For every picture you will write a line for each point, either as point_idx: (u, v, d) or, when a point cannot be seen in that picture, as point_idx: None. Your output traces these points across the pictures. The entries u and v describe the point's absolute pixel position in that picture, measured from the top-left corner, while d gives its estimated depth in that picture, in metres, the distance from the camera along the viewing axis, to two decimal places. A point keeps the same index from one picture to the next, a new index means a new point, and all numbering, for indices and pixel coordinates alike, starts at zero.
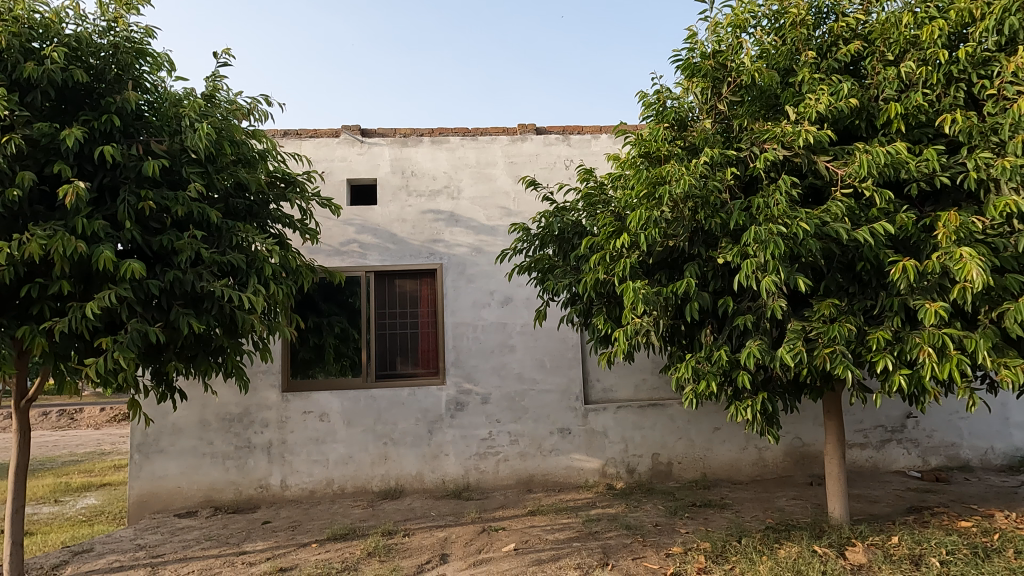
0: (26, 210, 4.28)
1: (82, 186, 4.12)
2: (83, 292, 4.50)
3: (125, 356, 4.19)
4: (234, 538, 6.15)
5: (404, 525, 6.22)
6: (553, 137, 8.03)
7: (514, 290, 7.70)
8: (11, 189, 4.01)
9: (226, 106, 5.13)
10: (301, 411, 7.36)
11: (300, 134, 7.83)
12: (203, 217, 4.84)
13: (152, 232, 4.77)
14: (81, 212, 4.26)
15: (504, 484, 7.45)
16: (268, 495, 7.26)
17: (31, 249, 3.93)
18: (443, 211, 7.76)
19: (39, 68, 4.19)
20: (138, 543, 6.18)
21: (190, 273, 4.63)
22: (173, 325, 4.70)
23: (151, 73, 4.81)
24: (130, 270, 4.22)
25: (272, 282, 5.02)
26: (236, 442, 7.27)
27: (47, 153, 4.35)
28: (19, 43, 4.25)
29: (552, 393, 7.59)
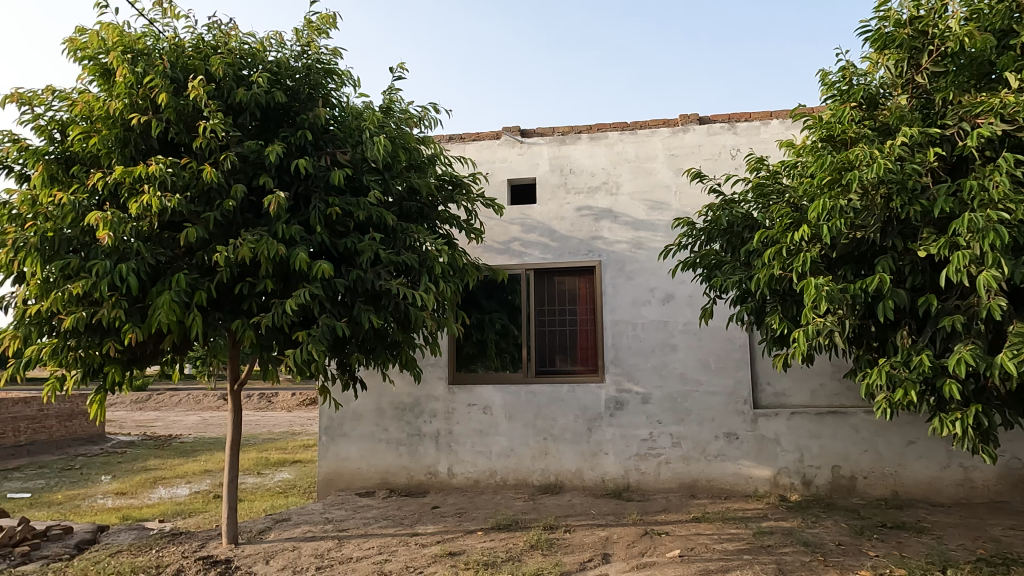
0: (238, 218, 4.88)
1: (283, 196, 4.62)
2: (283, 290, 5.05)
3: (317, 348, 4.64)
4: (407, 519, 6.58)
5: (565, 521, 6.27)
6: (718, 126, 7.63)
7: (676, 287, 7.44)
8: (228, 201, 4.61)
9: (400, 117, 5.48)
10: (466, 403, 7.69)
11: (464, 138, 8.17)
12: (381, 221, 5.21)
13: (338, 235, 5.22)
14: (281, 219, 4.78)
15: (666, 487, 7.23)
16: (436, 482, 7.67)
17: (243, 253, 4.48)
18: (602, 207, 7.70)
19: (249, 93, 4.77)
20: (326, 516, 6.83)
21: (370, 272, 5.01)
22: (356, 320, 5.12)
23: (337, 90, 5.28)
24: (321, 270, 4.66)
25: (442, 281, 5.30)
26: (408, 430, 7.77)
27: (255, 167, 4.93)
28: (233, 72, 4.86)
29: (717, 396, 7.23)
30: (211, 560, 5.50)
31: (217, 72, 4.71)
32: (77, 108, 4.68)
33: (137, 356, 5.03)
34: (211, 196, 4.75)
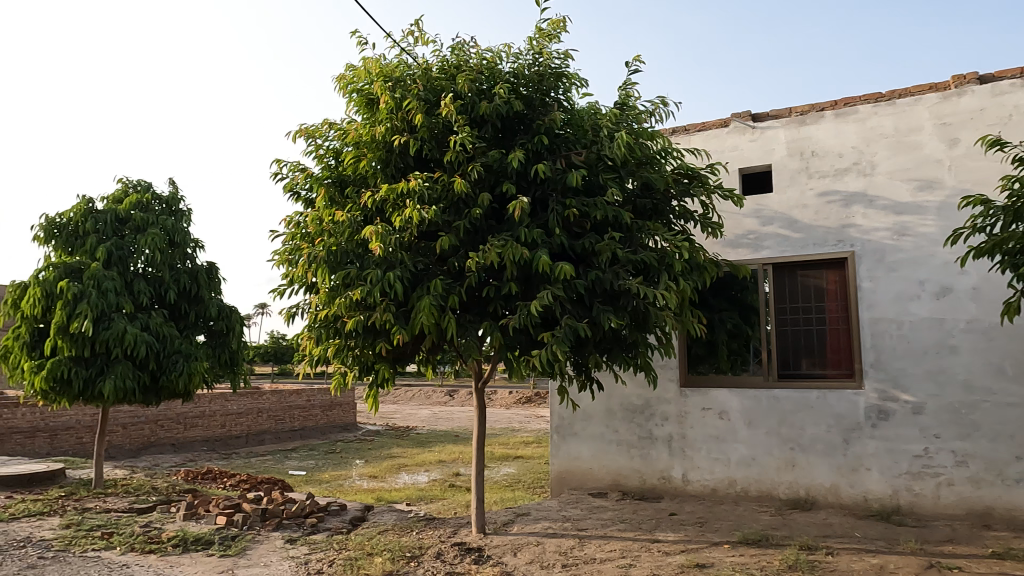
0: (484, 225, 5.15)
1: (525, 200, 4.76)
2: (525, 291, 5.21)
3: (561, 349, 4.69)
4: (646, 525, 6.42)
5: (825, 542, 5.64)
6: (1006, 83, 6.34)
7: (955, 278, 6.32)
8: (476, 209, 4.89)
9: (631, 112, 5.38)
10: (700, 407, 7.33)
11: (688, 129, 7.82)
12: (618, 219, 5.14)
13: (574, 236, 5.25)
14: (524, 223, 4.94)
15: (948, 513, 6.18)
16: (671, 487, 7.41)
17: (491, 257, 4.70)
18: (854, 191, 6.84)
19: (491, 105, 5.00)
20: (564, 514, 6.95)
21: (609, 272, 4.96)
22: (595, 321, 5.10)
23: (569, 92, 5.34)
24: (563, 271, 4.71)
25: (682, 279, 5.08)
26: (639, 432, 7.63)
27: (497, 175, 5.16)
28: (476, 86, 5.14)
29: (1017, 408, 6.00)
30: (465, 546, 5.88)
31: (463, 87, 5.01)
32: (348, 135, 5.29)
33: (400, 355, 5.55)
34: (460, 205, 5.07)
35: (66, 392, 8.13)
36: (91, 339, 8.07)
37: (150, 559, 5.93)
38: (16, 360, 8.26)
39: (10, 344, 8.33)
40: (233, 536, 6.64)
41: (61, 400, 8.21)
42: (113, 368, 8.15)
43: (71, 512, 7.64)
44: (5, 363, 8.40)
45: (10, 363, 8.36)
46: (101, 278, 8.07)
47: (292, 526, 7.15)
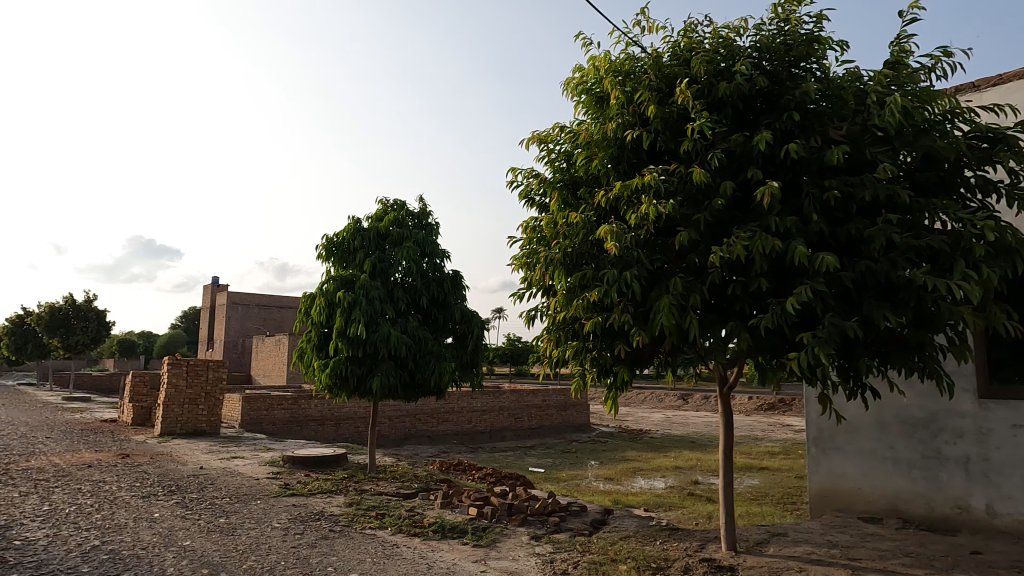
0: (727, 216, 4.74)
1: (776, 185, 4.26)
2: (777, 288, 4.68)
3: (827, 352, 4.07)
4: (939, 562, 5.37)
5: None
6: None
7: None
8: (717, 199, 4.53)
9: (904, 73, 4.57)
10: (1010, 424, 5.97)
11: (978, 86, 6.47)
12: (893, 199, 4.37)
13: (836, 223, 4.58)
14: (774, 211, 4.43)
15: None
16: (970, 519, 6.14)
17: (738, 251, 4.28)
18: None
19: (731, 85, 4.60)
20: (829, 538, 6.14)
21: (884, 262, 4.23)
22: (867, 319, 4.37)
23: (822, 61, 4.72)
24: (825, 263, 4.11)
25: (985, 265, 4.14)
26: (922, 451, 6.46)
27: (740, 161, 4.73)
28: (713, 68, 4.77)
29: None
30: (715, 563, 5.47)
31: (699, 71, 4.68)
32: (579, 136, 5.26)
33: (638, 357, 5.36)
34: (699, 197, 4.74)
35: (345, 388, 9.37)
36: (363, 342, 9.19)
37: (415, 541, 6.52)
38: (308, 359, 9.74)
39: (303, 346, 9.85)
40: (483, 527, 7.03)
41: (341, 394, 9.47)
42: (380, 367, 9.21)
43: (352, 492, 8.78)
44: (300, 361, 9.94)
45: (304, 362, 9.87)
46: (369, 287, 9.16)
47: (536, 523, 7.35)
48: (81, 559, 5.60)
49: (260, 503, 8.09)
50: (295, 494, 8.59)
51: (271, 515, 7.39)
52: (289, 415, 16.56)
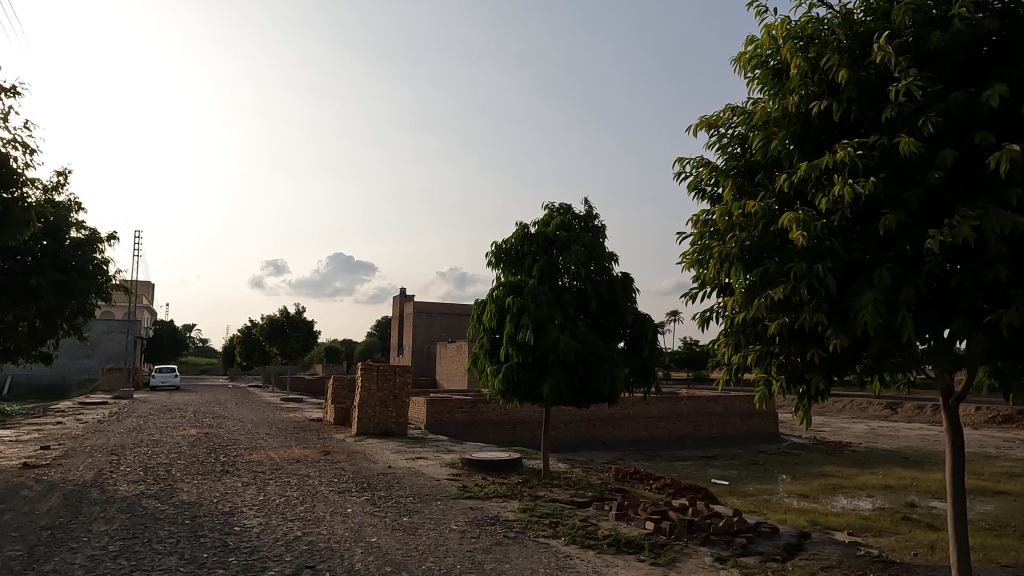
0: (947, 193, 3.95)
1: (1017, 148, 3.44)
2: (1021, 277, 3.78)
3: None
4: None
5: None
6: None
7: None
8: (934, 172, 3.78)
9: None
10: None
11: None
12: None
13: None
14: (1014, 182, 3.59)
15: None
16: None
17: (965, 232, 3.51)
18: None
19: (948, 33, 3.81)
20: None
21: None
22: None
23: None
24: None
25: None
26: None
27: (963, 125, 3.91)
28: (921, 16, 3.99)
29: None
30: None
31: (903, 22, 3.94)
32: (755, 116, 4.71)
33: (836, 363, 4.66)
34: (908, 173, 4.00)
35: (517, 393, 9.43)
36: (534, 347, 9.19)
37: (589, 554, 6.29)
38: (482, 364, 9.96)
39: (477, 351, 10.10)
40: (662, 543, 6.60)
41: (514, 400, 9.53)
42: (551, 373, 9.16)
43: (527, 498, 8.79)
44: (474, 367, 10.20)
45: (478, 367, 10.11)
46: (538, 293, 9.14)
47: (721, 543, 6.76)
48: (284, 548, 6.14)
49: (440, 504, 8.38)
50: (472, 497, 8.80)
51: (449, 517, 7.61)
52: (468, 418, 17.22)
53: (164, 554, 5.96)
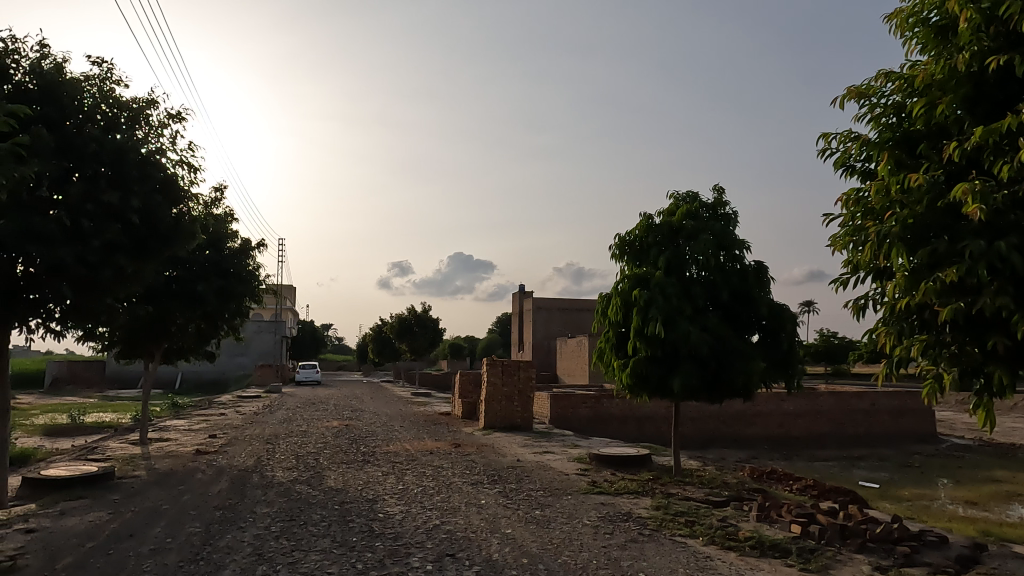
0: None
1: None
2: None
3: None
4: None
5: None
6: None
7: None
8: None
9: None
10: None
11: None
12: None
13: None
14: None
15: None
16: None
17: None
18: None
19: None
20: None
21: None
22: None
23: None
24: None
25: None
26: None
27: None
28: None
29: None
30: None
31: None
32: (915, 81, 4.25)
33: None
34: None
35: (645, 388, 9.21)
36: (662, 340, 8.93)
37: (730, 556, 5.99)
38: (608, 359, 9.83)
39: (602, 346, 9.97)
40: (811, 549, 6.15)
41: (642, 395, 9.31)
42: (681, 367, 8.89)
43: (658, 496, 8.54)
44: (600, 361, 10.07)
45: (604, 362, 9.99)
46: (665, 284, 8.85)
47: (880, 551, 6.18)
48: (425, 536, 6.39)
49: (571, 499, 8.37)
50: (602, 493, 8.70)
51: (582, 512, 7.58)
52: (592, 413, 17.09)
53: (318, 536, 6.41)
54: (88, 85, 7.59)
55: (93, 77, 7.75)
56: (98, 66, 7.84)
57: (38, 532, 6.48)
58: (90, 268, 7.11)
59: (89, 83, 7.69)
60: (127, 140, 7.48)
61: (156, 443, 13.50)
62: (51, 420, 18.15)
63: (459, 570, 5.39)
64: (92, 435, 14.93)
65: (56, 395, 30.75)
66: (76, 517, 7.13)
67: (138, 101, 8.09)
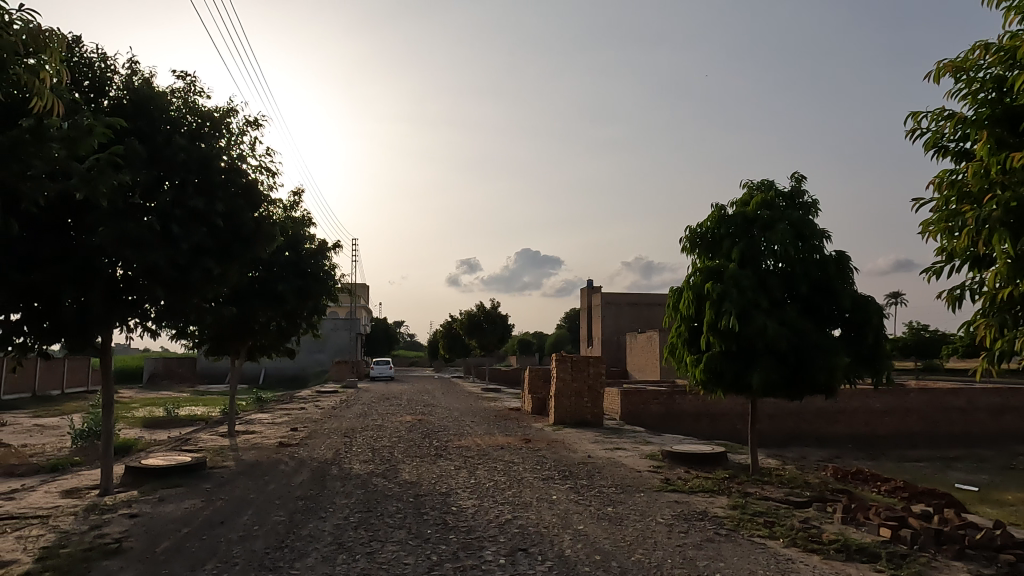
0: None
1: None
2: None
3: None
4: None
5: None
6: None
7: None
8: None
9: None
10: None
11: None
12: None
13: None
14: None
15: None
16: None
17: None
18: None
19: None
20: None
21: None
22: None
23: None
24: None
25: None
26: None
27: None
28: None
29: None
30: None
31: None
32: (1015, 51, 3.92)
33: None
34: None
35: (720, 384, 8.96)
36: (737, 335, 8.64)
37: (814, 559, 5.74)
38: (680, 354, 9.61)
39: (674, 341, 9.76)
40: (903, 554, 5.80)
41: (717, 391, 9.06)
42: (758, 363, 8.58)
43: (735, 495, 8.30)
44: (672, 357, 9.86)
45: (676, 357, 9.77)
46: (740, 277, 8.55)
47: (981, 559, 5.77)
48: (497, 530, 6.45)
49: (644, 496, 8.25)
50: (676, 491, 8.52)
51: (655, 510, 7.45)
52: (665, 409, 16.75)
53: (394, 527, 6.59)
54: (174, 98, 8.07)
55: (179, 90, 8.22)
56: (183, 79, 8.32)
57: (139, 517, 6.97)
58: (181, 270, 7.57)
59: (175, 95, 8.16)
60: (210, 148, 7.90)
61: (243, 436, 14.24)
62: (149, 413, 19.46)
63: (531, 565, 5.41)
64: (186, 427, 15.91)
65: (154, 390, 32.90)
66: (174, 504, 7.63)
67: (219, 110, 8.53)
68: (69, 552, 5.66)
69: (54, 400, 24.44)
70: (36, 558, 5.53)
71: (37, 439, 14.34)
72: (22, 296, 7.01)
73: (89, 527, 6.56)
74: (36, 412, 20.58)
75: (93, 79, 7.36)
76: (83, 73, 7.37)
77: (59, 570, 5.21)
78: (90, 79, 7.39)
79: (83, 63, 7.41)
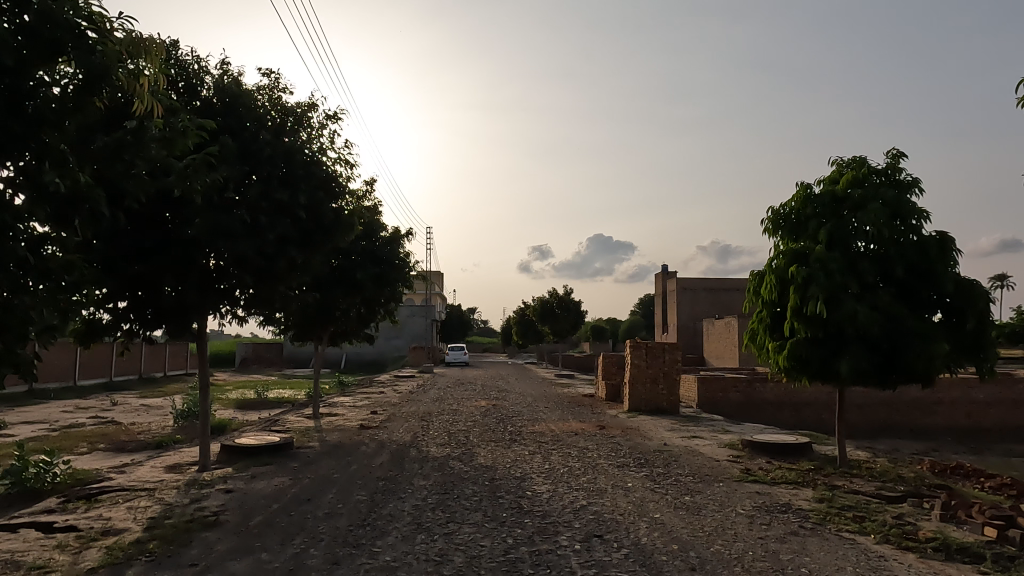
0: None
1: None
2: None
3: None
4: None
5: None
6: None
7: None
8: None
9: None
10: None
11: None
12: None
13: None
14: None
15: None
16: None
17: None
18: None
19: None
20: None
21: None
22: None
23: None
24: None
25: None
26: None
27: None
28: None
29: None
30: None
31: None
32: None
33: None
34: None
35: (805, 371, 8.57)
36: (825, 321, 8.24)
37: (909, 557, 5.43)
38: (761, 341, 9.26)
39: (755, 327, 9.40)
40: (1011, 556, 5.39)
41: (802, 378, 8.68)
42: (848, 349, 8.15)
43: (822, 487, 7.96)
44: (753, 344, 9.53)
45: (756, 343, 9.44)
46: (828, 259, 8.11)
47: None
48: (572, 515, 6.46)
49: (723, 486, 8.03)
50: (757, 481, 8.25)
51: (735, 500, 7.24)
52: (744, 398, 16.27)
53: (470, 509, 6.71)
54: (260, 95, 8.44)
55: (265, 88, 8.57)
56: (268, 76, 8.68)
57: (234, 492, 7.40)
58: (267, 260, 7.91)
59: (261, 92, 8.53)
60: (293, 142, 8.25)
61: (327, 418, 14.87)
62: (242, 395, 20.61)
63: (607, 552, 5.37)
64: (274, 409, 16.80)
65: (244, 374, 34.78)
66: (265, 481, 8.07)
67: (302, 105, 8.86)
68: (174, 523, 6.09)
69: (158, 382, 26.35)
70: (145, 527, 5.99)
71: (145, 417, 15.53)
72: (128, 285, 7.58)
73: (190, 500, 7.04)
74: (142, 392, 22.28)
75: (186, 80, 7.81)
76: (178, 74, 7.82)
77: (165, 538, 5.63)
78: (186, 81, 7.85)
79: (178, 65, 7.87)
